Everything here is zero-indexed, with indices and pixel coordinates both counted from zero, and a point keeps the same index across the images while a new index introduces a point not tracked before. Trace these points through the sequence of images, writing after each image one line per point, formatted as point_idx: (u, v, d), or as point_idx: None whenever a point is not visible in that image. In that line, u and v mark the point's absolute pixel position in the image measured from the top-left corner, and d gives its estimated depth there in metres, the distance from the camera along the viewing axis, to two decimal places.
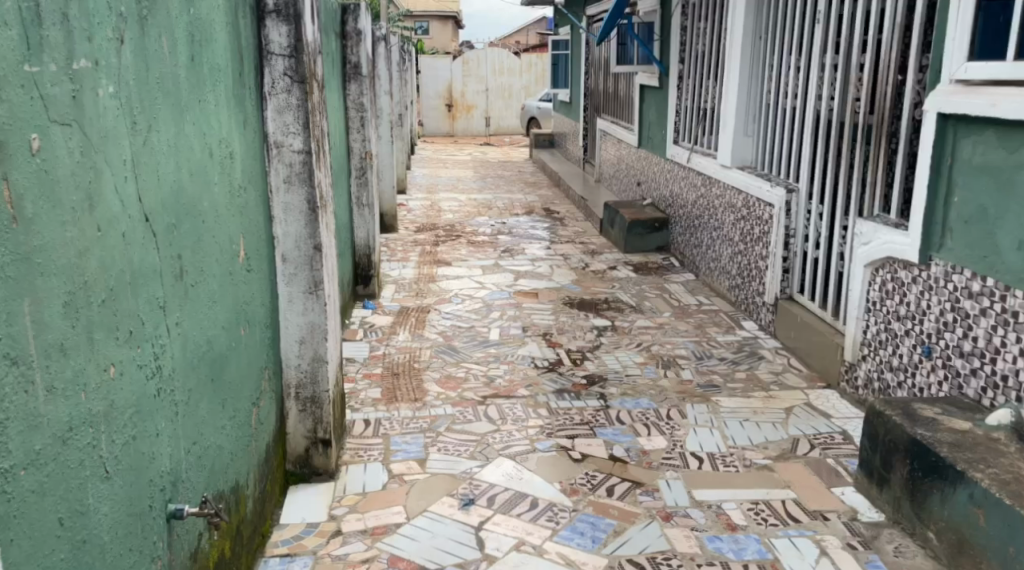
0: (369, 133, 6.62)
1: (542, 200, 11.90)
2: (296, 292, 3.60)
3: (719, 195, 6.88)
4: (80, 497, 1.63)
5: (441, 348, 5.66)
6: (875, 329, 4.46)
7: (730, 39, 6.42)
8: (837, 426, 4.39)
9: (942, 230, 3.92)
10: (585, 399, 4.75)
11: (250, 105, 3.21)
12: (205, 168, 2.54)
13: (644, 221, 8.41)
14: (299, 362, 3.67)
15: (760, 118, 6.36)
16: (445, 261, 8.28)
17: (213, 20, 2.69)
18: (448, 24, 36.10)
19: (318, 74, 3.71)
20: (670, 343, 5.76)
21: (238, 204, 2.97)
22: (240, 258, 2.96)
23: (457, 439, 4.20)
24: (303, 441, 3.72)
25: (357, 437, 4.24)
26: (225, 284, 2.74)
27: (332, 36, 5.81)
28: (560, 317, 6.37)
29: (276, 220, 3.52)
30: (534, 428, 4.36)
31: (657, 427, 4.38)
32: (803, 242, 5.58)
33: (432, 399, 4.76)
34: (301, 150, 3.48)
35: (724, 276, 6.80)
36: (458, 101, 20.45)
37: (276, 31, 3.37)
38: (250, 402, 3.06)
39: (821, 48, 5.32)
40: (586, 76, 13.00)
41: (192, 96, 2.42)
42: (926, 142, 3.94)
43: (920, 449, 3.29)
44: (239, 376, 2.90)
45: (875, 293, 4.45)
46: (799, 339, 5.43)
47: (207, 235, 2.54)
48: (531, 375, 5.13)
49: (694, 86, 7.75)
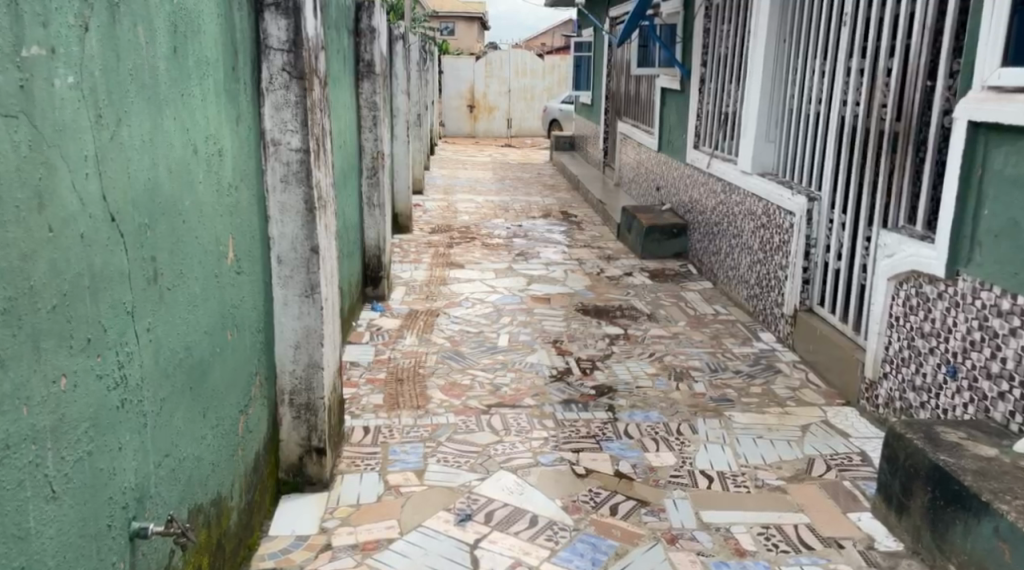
0: (382, 132, 6.52)
1: (560, 203, 11.77)
2: (292, 295, 3.46)
3: (739, 203, 6.69)
4: (17, 521, 1.51)
5: (447, 353, 5.52)
6: (898, 345, 4.28)
7: (753, 42, 6.25)
8: (855, 446, 4.21)
9: (971, 244, 3.73)
10: (592, 410, 4.60)
11: (244, 100, 3.09)
12: (187, 165, 2.41)
13: (662, 227, 8.24)
14: (294, 367, 3.53)
15: (782, 123, 6.17)
16: (457, 263, 8.15)
17: (202, 10, 2.57)
18: (473, 27, 36.07)
19: (319, 71, 3.59)
20: (683, 354, 5.59)
21: (228, 203, 2.84)
22: (228, 258, 2.83)
23: (458, 449, 4.06)
24: (297, 449, 3.59)
25: (354, 444, 4.10)
26: (209, 286, 2.60)
27: (344, 33, 5.70)
28: (572, 324, 6.22)
29: (273, 220, 3.39)
30: (539, 440, 4.21)
31: (666, 442, 4.22)
32: (824, 252, 5.39)
33: (434, 406, 4.62)
34: (299, 148, 3.35)
35: (742, 285, 6.61)
36: (480, 102, 20.35)
37: (275, 25, 3.25)
38: (237, 410, 2.93)
39: (847, 52, 5.14)
40: (607, 79, 12.84)
41: (174, 91, 2.30)
42: (954, 152, 3.77)
43: (942, 477, 3.12)
44: (225, 382, 2.76)
45: (898, 309, 4.27)
46: (817, 352, 5.25)
47: (188, 235, 2.40)
48: (538, 384, 4.98)
49: (715, 90, 7.57)
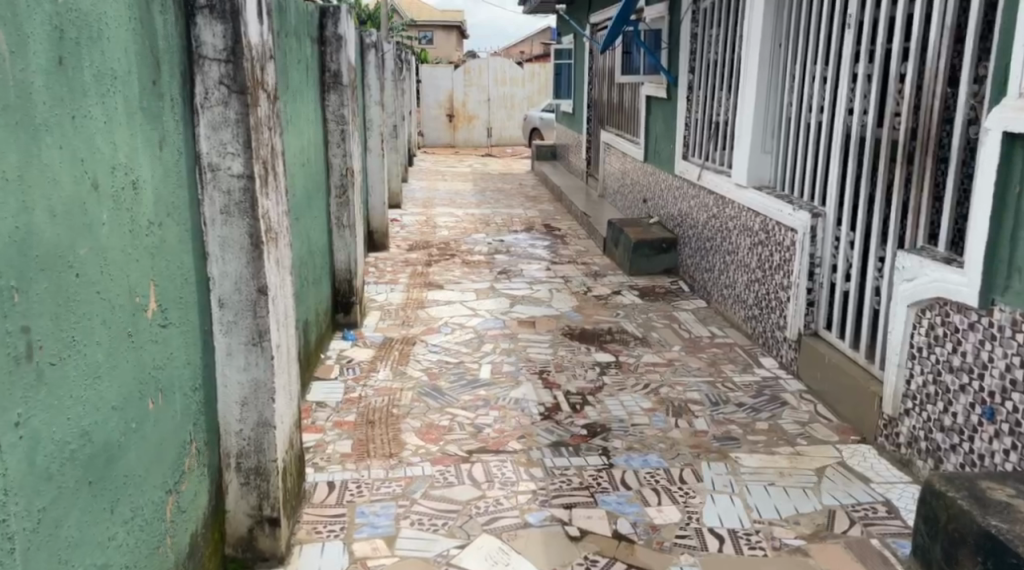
0: (351, 147, 6.03)
1: (543, 216, 11.32)
2: (236, 343, 3.01)
3: (735, 218, 6.24)
4: None
5: (424, 389, 5.04)
6: (921, 380, 3.83)
7: (746, 47, 5.81)
8: (878, 494, 3.77)
9: (1009, 270, 3.31)
10: (585, 455, 4.14)
11: (169, 120, 2.62)
12: (82, 204, 2.01)
13: (650, 241, 7.80)
14: (241, 428, 3.10)
15: (779, 133, 5.73)
16: (436, 283, 7.65)
17: (116, 29, 2.22)
18: (452, 35, 35.67)
19: (266, 84, 3.12)
20: (681, 385, 5.13)
21: (149, 244, 2.41)
22: (150, 310, 2.42)
23: (434, 509, 3.61)
24: (246, 520, 3.17)
25: (316, 506, 3.65)
26: (119, 350, 2.22)
27: (305, 41, 5.19)
28: (559, 351, 5.76)
29: (212, 257, 2.93)
30: (526, 494, 3.76)
31: (668, 493, 3.77)
32: (830, 272, 4.95)
33: (409, 455, 4.14)
34: (241, 174, 2.89)
35: (739, 305, 6.18)
36: (460, 111, 19.88)
37: (210, 31, 2.78)
38: (163, 490, 2.55)
39: (853, 55, 4.70)
40: (589, 86, 12.43)
41: (59, 112, 1.90)
42: (987, 166, 3.35)
43: (994, 547, 2.67)
44: (143, 463, 2.39)
45: (921, 339, 3.83)
46: (825, 382, 4.81)
47: (83, 292, 2.01)
48: (525, 425, 4.51)
49: (705, 98, 7.15)
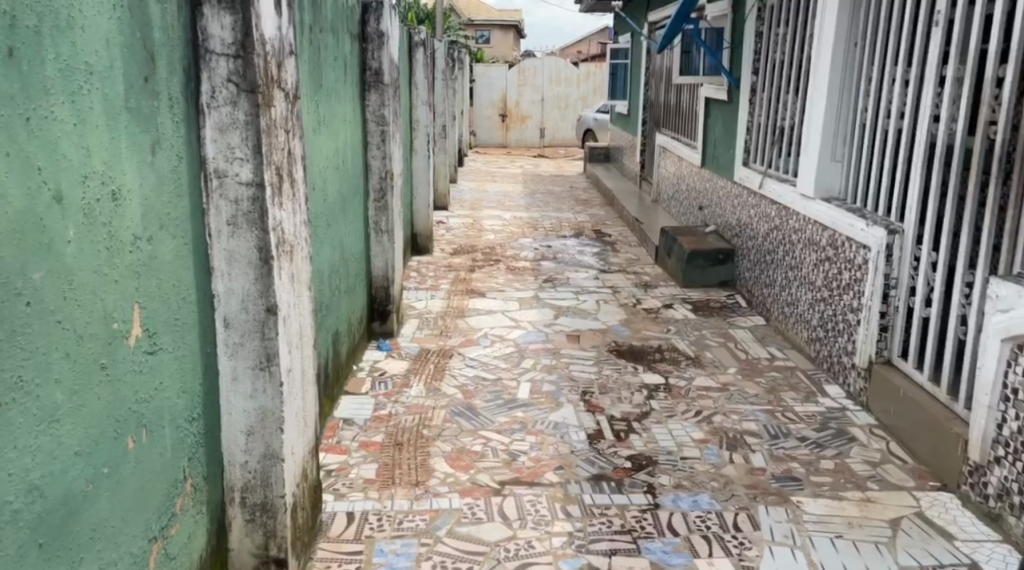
0: (391, 148, 5.73)
1: (594, 221, 10.91)
2: (242, 367, 2.70)
3: (799, 230, 5.79)
4: None
5: (458, 408, 4.69)
6: (1016, 427, 3.39)
7: (818, 46, 5.35)
8: (963, 554, 3.33)
9: None
10: (629, 493, 3.76)
11: (167, 119, 2.32)
12: (39, 219, 1.72)
13: (706, 252, 7.36)
14: (246, 460, 2.78)
15: (852, 140, 5.27)
16: (479, 291, 7.30)
17: (94, 17, 1.90)
18: (511, 34, 35.38)
19: (285, 83, 2.80)
20: (736, 413, 4.70)
21: (133, 262, 2.10)
22: (133, 338, 2.11)
23: (459, 551, 3.27)
24: (251, 559, 2.85)
25: (332, 540, 3.33)
26: (86, 385, 1.90)
27: (343, 37, 4.88)
28: (604, 370, 5.37)
29: (217, 273, 2.62)
30: (561, 536, 3.40)
31: (721, 543, 3.38)
32: (908, 295, 4.50)
33: (436, 484, 3.79)
34: (250, 181, 2.58)
35: (802, 325, 5.72)
36: (513, 111, 19.55)
37: (218, 22, 2.47)
38: (147, 537, 2.24)
39: (941, 54, 4.22)
40: (646, 87, 11.98)
41: (6, 112, 1.62)
42: None
43: None
44: (119, 511, 2.08)
45: (1016, 380, 3.39)
46: (900, 417, 4.35)
47: (36, 323, 1.71)
48: (563, 454, 4.14)
49: (770, 101, 6.70)
